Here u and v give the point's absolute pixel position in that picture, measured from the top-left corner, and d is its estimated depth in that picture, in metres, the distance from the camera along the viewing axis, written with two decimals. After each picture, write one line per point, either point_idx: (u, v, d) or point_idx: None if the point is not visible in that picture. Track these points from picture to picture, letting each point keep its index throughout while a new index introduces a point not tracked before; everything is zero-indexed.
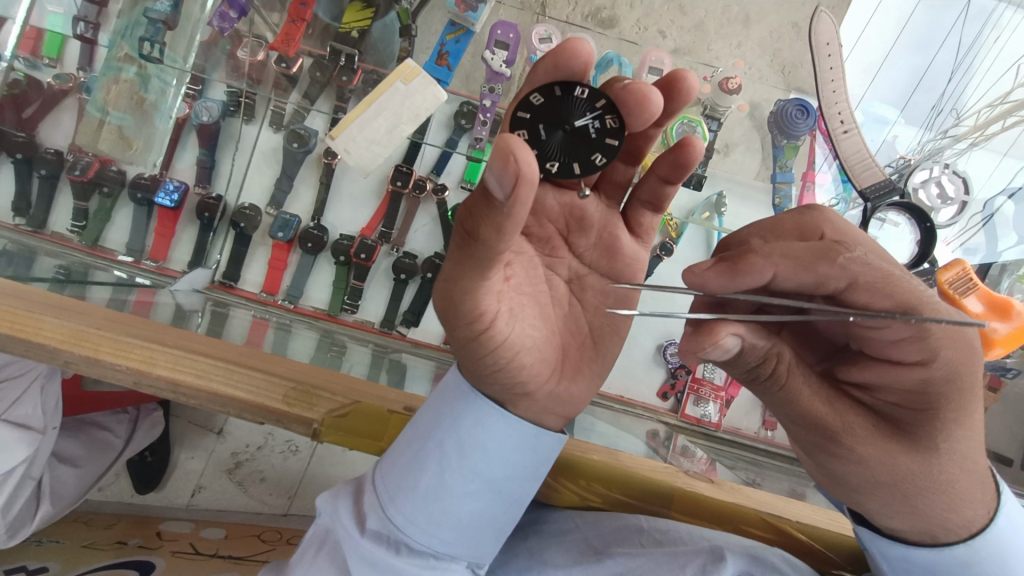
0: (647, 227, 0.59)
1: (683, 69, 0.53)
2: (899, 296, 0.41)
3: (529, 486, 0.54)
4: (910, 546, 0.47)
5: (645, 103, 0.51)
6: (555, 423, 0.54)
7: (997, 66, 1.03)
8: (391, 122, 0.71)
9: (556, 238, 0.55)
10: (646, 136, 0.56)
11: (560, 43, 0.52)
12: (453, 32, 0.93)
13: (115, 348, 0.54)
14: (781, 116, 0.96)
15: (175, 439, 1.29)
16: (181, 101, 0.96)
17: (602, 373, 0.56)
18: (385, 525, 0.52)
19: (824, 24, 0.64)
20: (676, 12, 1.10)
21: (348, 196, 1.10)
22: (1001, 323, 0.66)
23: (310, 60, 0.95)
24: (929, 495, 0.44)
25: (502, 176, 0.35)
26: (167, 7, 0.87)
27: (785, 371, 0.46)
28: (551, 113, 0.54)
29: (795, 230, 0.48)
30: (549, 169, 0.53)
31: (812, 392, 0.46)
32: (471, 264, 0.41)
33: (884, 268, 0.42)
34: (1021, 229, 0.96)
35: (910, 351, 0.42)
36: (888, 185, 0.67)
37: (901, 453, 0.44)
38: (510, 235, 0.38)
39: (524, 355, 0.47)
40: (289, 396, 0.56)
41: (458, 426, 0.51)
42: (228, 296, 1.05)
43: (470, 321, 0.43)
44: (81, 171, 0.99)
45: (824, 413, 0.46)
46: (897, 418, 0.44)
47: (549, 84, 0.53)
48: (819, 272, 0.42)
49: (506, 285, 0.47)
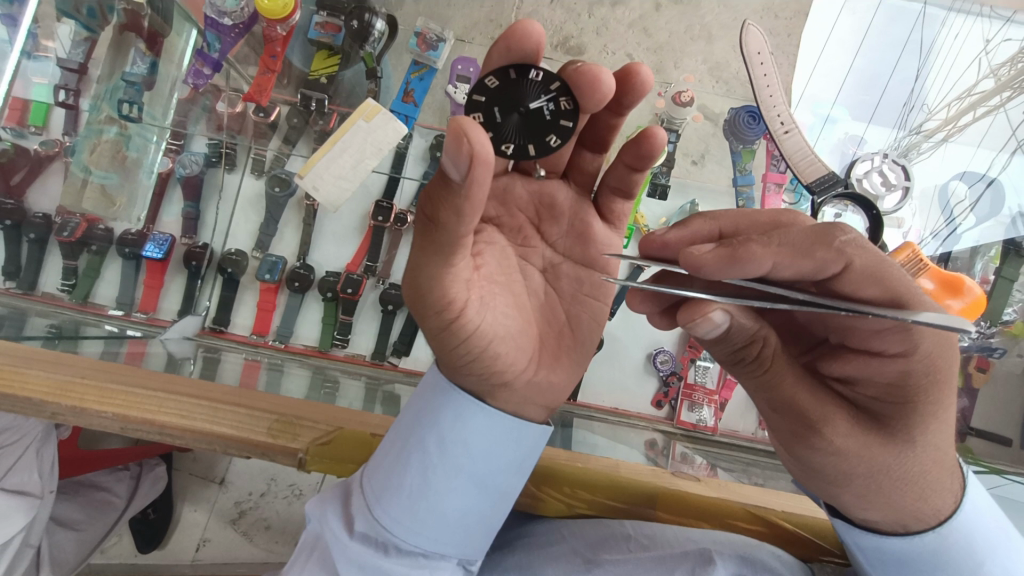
0: (618, 214, 0.62)
1: (639, 64, 0.55)
2: (889, 284, 0.41)
3: (515, 481, 0.56)
4: (883, 536, 0.47)
5: (597, 84, 0.53)
6: (538, 414, 0.56)
7: (965, 56, 1.03)
8: (355, 158, 0.74)
9: (527, 227, 0.58)
10: (608, 124, 0.59)
11: (510, 25, 0.53)
12: (418, 71, 0.99)
13: (101, 396, 0.56)
14: (734, 124, 0.99)
15: (177, 495, 1.27)
16: (162, 155, 1.03)
17: (580, 360, 0.58)
18: (373, 527, 0.53)
19: (753, 35, 0.66)
20: (639, 34, 1.14)
21: (331, 234, 1.12)
22: (954, 299, 0.69)
23: (287, 109, 1.00)
24: (900, 485, 0.44)
25: (457, 158, 0.38)
26: (145, 70, 0.95)
27: (770, 356, 0.45)
28: (507, 97, 0.56)
29: (770, 222, 0.50)
30: (505, 151, 0.55)
31: (795, 377, 0.46)
32: (433, 249, 0.43)
33: (878, 253, 0.42)
34: (982, 211, 1.01)
35: (892, 343, 0.43)
36: (832, 179, 0.72)
37: (878, 445, 0.44)
38: (470, 217, 0.40)
39: (498, 344, 0.49)
40: (273, 428, 0.58)
41: (438, 425, 0.52)
42: (218, 341, 1.06)
43: (439, 310, 0.45)
44: (69, 232, 1.01)
45: (807, 403, 0.45)
46: (877, 411, 0.45)
47: (504, 67, 0.56)
48: (816, 258, 0.41)
49: (476, 275, 0.50)
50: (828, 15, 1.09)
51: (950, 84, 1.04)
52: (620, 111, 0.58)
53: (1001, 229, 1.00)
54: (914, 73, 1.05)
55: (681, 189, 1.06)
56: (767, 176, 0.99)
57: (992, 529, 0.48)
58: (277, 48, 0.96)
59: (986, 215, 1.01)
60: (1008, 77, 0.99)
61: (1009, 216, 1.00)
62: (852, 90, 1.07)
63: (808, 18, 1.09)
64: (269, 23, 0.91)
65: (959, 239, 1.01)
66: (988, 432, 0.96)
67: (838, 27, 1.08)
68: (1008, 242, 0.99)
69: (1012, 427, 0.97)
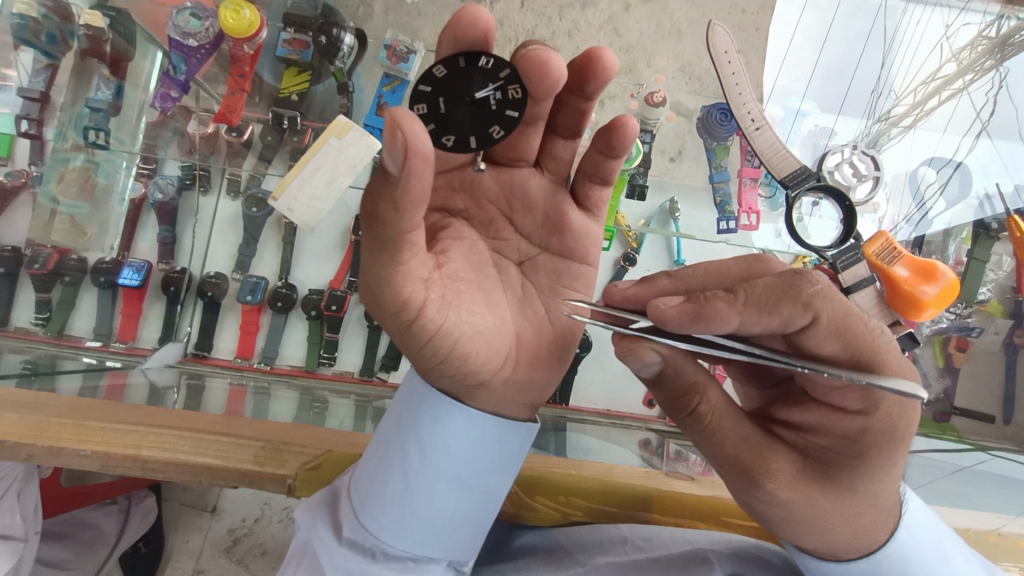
0: (595, 200, 0.62)
1: (601, 48, 0.55)
2: (850, 339, 0.43)
3: (501, 482, 0.56)
4: (823, 561, 0.49)
5: (548, 69, 0.53)
6: (522, 412, 0.55)
7: (923, 45, 1.05)
8: (330, 175, 0.71)
9: (498, 219, 0.58)
10: (577, 109, 0.59)
11: (457, 12, 0.54)
12: (390, 83, 0.95)
13: (76, 435, 0.56)
14: (707, 121, 0.99)
15: (168, 526, 1.24)
16: (133, 181, 1.02)
17: (563, 355, 0.57)
18: (360, 533, 0.53)
19: (720, 35, 0.68)
20: (611, 35, 1.15)
21: (312, 252, 1.11)
22: (931, 286, 0.73)
23: (260, 126, 0.96)
24: (836, 528, 0.46)
25: (393, 149, 0.38)
26: (109, 95, 0.91)
27: (707, 411, 0.47)
28: (453, 87, 0.55)
29: (737, 275, 0.51)
30: (446, 142, 0.54)
31: (736, 436, 0.47)
32: (378, 247, 0.42)
33: (845, 307, 0.43)
34: (948, 196, 1.02)
35: (853, 400, 0.43)
36: (805, 172, 0.72)
37: (818, 494, 0.45)
38: (409, 212, 0.41)
39: (466, 343, 0.48)
40: (260, 455, 0.58)
41: (417, 430, 0.52)
42: (202, 367, 1.04)
43: (397, 312, 0.45)
44: (40, 264, 0.99)
45: (750, 458, 0.47)
46: (819, 461, 0.46)
47: (453, 56, 0.55)
48: (782, 312, 0.42)
49: (439, 272, 0.49)
50: (789, 17, 1.10)
51: (915, 68, 1.05)
52: (585, 96, 0.57)
53: (970, 211, 1.02)
54: (879, 59, 1.06)
55: (660, 186, 1.05)
56: (742, 171, 0.99)
57: (939, 543, 0.50)
58: (245, 66, 0.93)
59: (955, 199, 1.03)
60: (969, 60, 1.03)
61: (977, 198, 1.02)
62: (821, 81, 1.07)
63: (772, 16, 1.11)
64: (235, 41, 0.89)
65: (930, 225, 1.02)
66: (972, 411, 1.00)
67: (802, 24, 1.10)
68: (978, 223, 1.01)
69: (994, 404, 1.00)
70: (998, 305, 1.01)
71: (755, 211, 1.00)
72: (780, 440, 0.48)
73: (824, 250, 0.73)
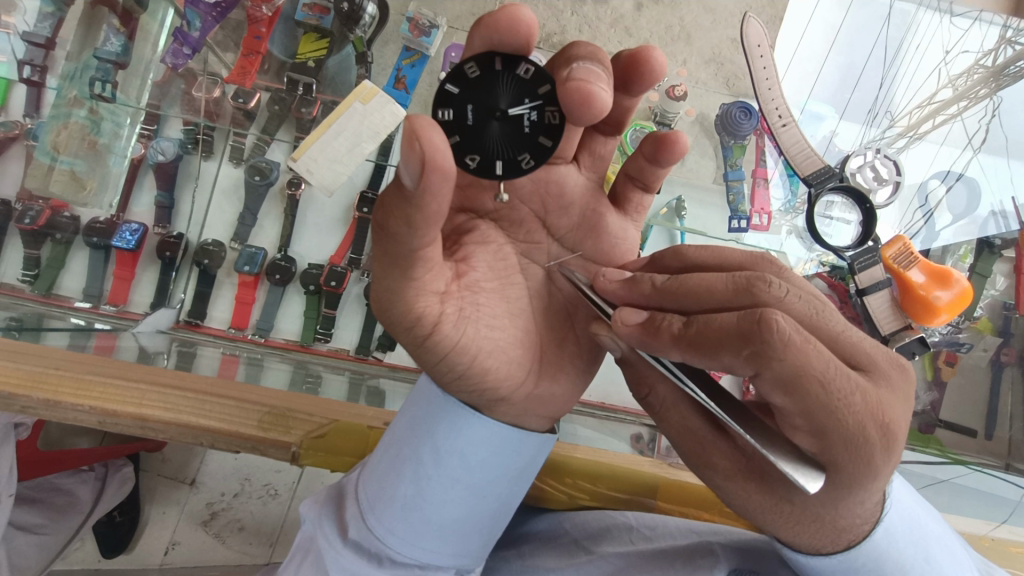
0: (636, 204, 0.63)
1: (651, 47, 0.54)
2: (799, 398, 0.39)
3: (518, 489, 0.58)
4: (799, 553, 0.50)
5: (590, 104, 0.48)
6: (539, 424, 0.57)
7: (921, 67, 1.06)
8: (352, 141, 0.66)
9: (531, 220, 0.57)
10: (622, 107, 0.57)
11: (498, 14, 0.50)
12: (409, 57, 0.94)
13: (76, 389, 0.59)
14: (727, 119, 0.98)
15: (145, 496, 1.22)
16: (136, 142, 0.98)
17: (588, 367, 0.60)
18: (366, 536, 0.55)
19: (754, 28, 0.73)
20: (622, 33, 1.12)
21: (314, 225, 1.09)
22: (945, 290, 0.82)
23: (267, 95, 0.93)
24: (781, 525, 0.49)
25: (409, 160, 0.38)
26: (118, 49, 0.88)
27: (656, 401, 0.58)
28: (483, 97, 0.52)
29: (726, 291, 0.44)
30: (468, 164, 0.52)
31: (683, 425, 0.56)
32: (390, 263, 0.43)
33: (800, 362, 0.38)
34: (954, 209, 1.04)
35: (809, 441, 0.41)
36: (827, 172, 0.80)
37: (755, 490, 0.50)
38: (420, 229, 0.40)
39: (486, 359, 0.50)
40: (264, 421, 0.62)
41: (434, 437, 0.53)
42: (194, 335, 1.02)
43: (410, 326, 0.46)
44: (30, 219, 0.96)
45: (693, 446, 0.55)
46: (762, 468, 0.50)
47: (489, 55, 0.52)
48: (722, 360, 0.41)
49: (459, 285, 0.49)
50: (799, 20, 1.09)
51: (913, 89, 1.06)
52: (630, 94, 0.56)
53: (974, 228, 1.03)
54: (879, 78, 1.07)
55: (669, 183, 1.02)
56: (757, 172, 1.00)
57: (949, 543, 0.53)
58: (261, 28, 0.92)
59: (960, 214, 1.04)
60: (964, 88, 1.04)
61: (986, 215, 1.03)
62: (827, 86, 1.07)
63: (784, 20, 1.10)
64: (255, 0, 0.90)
65: (936, 237, 1.03)
66: (957, 424, 1.01)
67: (812, 26, 1.08)
68: (981, 240, 1.02)
69: (979, 419, 1.01)
70: (987, 322, 1.03)
71: (766, 211, 1.00)
72: (730, 440, 0.53)
73: (844, 253, 0.86)
